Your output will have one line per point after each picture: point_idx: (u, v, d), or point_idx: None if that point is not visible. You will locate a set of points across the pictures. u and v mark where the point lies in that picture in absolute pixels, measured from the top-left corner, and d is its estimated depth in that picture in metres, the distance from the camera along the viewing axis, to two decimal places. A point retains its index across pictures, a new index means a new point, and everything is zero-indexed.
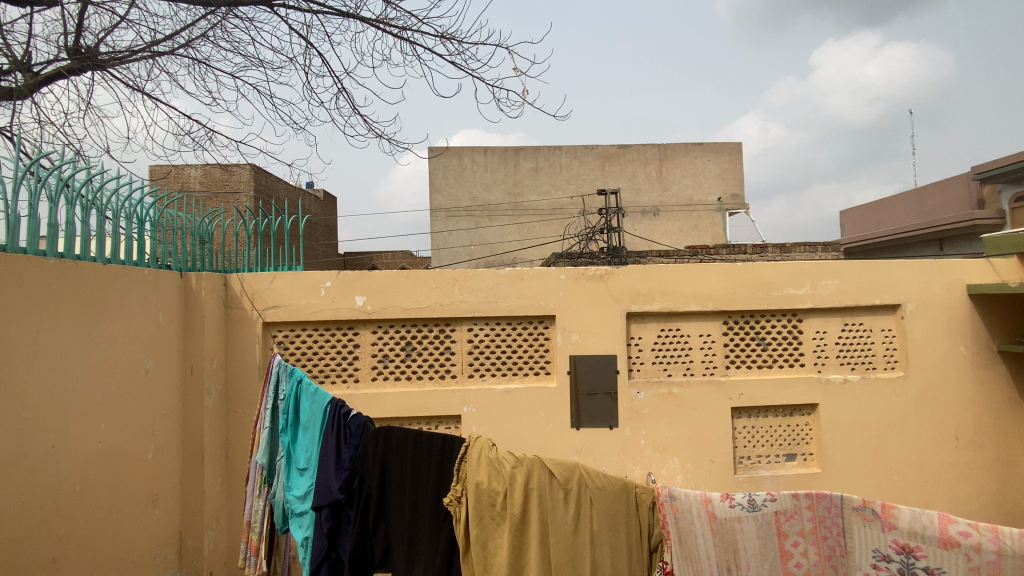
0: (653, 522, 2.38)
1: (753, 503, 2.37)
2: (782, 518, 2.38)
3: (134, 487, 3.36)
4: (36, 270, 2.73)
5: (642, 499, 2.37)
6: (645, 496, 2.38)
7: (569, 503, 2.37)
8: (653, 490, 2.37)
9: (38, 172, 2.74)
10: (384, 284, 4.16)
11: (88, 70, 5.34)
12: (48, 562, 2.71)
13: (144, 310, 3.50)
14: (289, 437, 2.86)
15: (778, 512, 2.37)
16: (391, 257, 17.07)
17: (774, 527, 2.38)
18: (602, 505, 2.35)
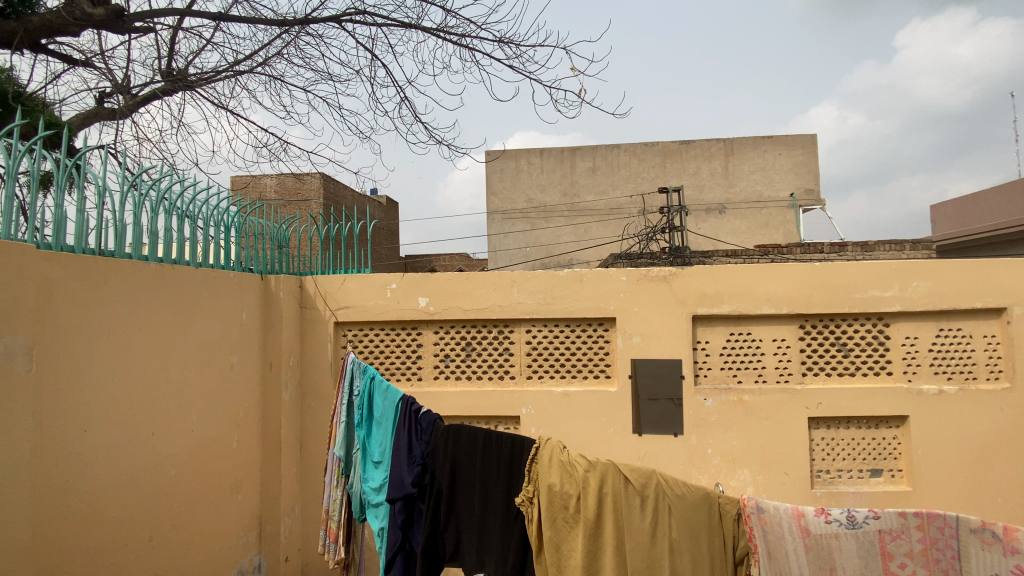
0: (739, 535, 2.22)
1: (853, 520, 2.17)
2: (886, 537, 2.17)
3: (221, 473, 3.64)
4: (140, 273, 3.04)
5: (726, 510, 2.22)
6: (729, 507, 2.23)
7: (645, 510, 2.26)
8: (738, 501, 2.23)
9: (141, 186, 3.05)
10: (446, 286, 4.25)
11: (179, 91, 5.86)
12: (146, 539, 3.00)
13: (230, 311, 3.78)
14: (364, 431, 2.99)
15: (882, 531, 2.17)
16: (449, 258, 17.47)
17: (878, 547, 2.17)
18: (683, 515, 2.21)
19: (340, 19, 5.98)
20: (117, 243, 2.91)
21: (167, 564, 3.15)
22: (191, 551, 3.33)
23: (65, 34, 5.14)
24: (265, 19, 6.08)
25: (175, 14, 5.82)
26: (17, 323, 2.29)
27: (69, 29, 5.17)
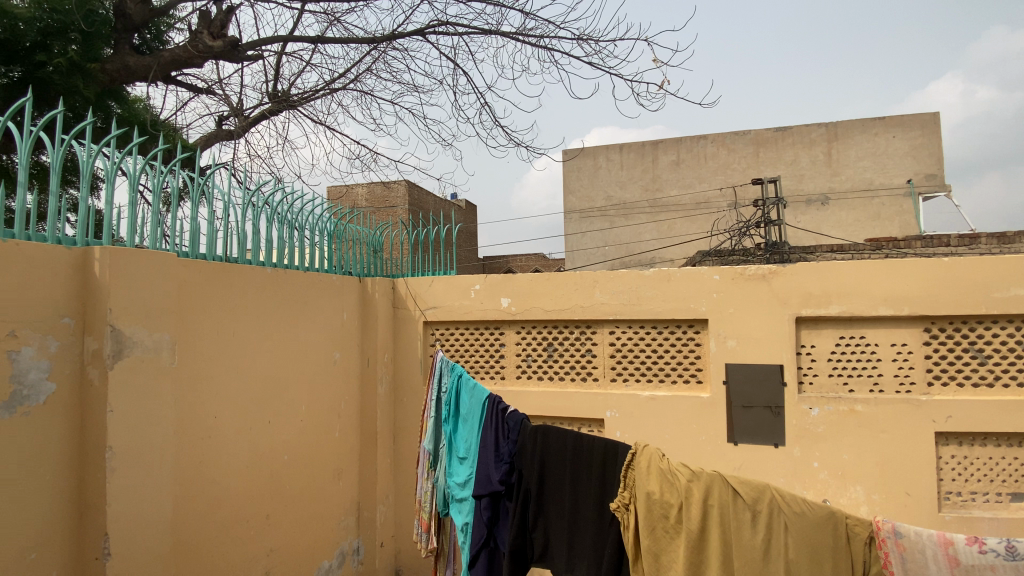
0: (870, 560, 2.01)
1: (1015, 552, 1.84)
2: None
3: (325, 461, 3.94)
4: (259, 276, 3.38)
5: (855, 533, 2.02)
6: (859, 529, 2.03)
7: (757, 528, 2.11)
8: (871, 524, 2.02)
9: (257, 199, 3.41)
10: (529, 286, 4.28)
11: (284, 110, 6.46)
12: (263, 516, 3.34)
13: (332, 310, 4.09)
14: (451, 427, 3.10)
15: None
16: (526, 258, 17.63)
17: None
18: (803, 536, 2.03)
19: (424, 31, 6.31)
20: (239, 250, 3.27)
21: (280, 541, 3.47)
22: (300, 531, 3.64)
23: (191, 67, 5.85)
24: (357, 37, 6.52)
25: (280, 40, 6.40)
26: (163, 322, 2.62)
27: (194, 62, 5.88)
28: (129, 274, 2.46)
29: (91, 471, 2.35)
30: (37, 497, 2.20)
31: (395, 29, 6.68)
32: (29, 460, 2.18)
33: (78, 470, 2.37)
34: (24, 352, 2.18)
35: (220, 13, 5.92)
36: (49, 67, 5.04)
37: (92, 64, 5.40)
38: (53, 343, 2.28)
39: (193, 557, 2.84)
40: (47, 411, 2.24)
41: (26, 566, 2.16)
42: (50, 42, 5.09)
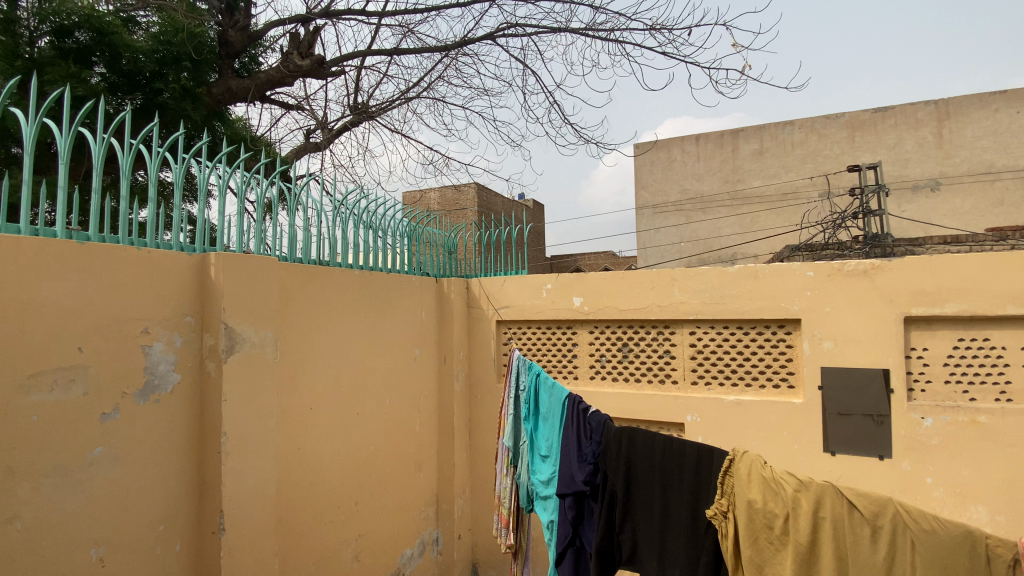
0: None
1: None
2: None
3: (407, 453, 4.12)
4: (347, 277, 3.60)
5: (996, 554, 1.79)
6: (1003, 550, 1.79)
7: (878, 544, 1.92)
8: (1016, 546, 1.78)
9: (346, 206, 3.65)
10: (603, 285, 4.21)
11: (363, 122, 6.85)
12: (352, 503, 3.55)
13: (412, 309, 4.27)
14: (532, 425, 3.12)
15: None
16: (595, 258, 17.39)
17: None
18: (934, 556, 1.83)
19: (494, 35, 6.47)
20: (328, 254, 3.51)
21: (367, 527, 3.67)
22: (385, 519, 3.83)
23: (283, 85, 6.39)
24: (429, 47, 6.78)
25: (360, 55, 6.80)
26: (268, 320, 2.87)
27: (286, 81, 6.41)
28: (239, 278, 2.72)
29: (209, 453, 2.62)
30: (165, 475, 2.49)
31: (466, 35, 6.88)
32: (160, 441, 2.47)
33: (198, 453, 2.64)
34: (156, 347, 2.46)
35: (308, 34, 6.39)
36: (166, 94, 5.64)
37: (201, 87, 6.00)
38: (179, 339, 2.56)
39: (293, 537, 3.08)
40: (172, 399, 2.52)
41: (157, 536, 2.44)
42: (166, 70, 5.68)
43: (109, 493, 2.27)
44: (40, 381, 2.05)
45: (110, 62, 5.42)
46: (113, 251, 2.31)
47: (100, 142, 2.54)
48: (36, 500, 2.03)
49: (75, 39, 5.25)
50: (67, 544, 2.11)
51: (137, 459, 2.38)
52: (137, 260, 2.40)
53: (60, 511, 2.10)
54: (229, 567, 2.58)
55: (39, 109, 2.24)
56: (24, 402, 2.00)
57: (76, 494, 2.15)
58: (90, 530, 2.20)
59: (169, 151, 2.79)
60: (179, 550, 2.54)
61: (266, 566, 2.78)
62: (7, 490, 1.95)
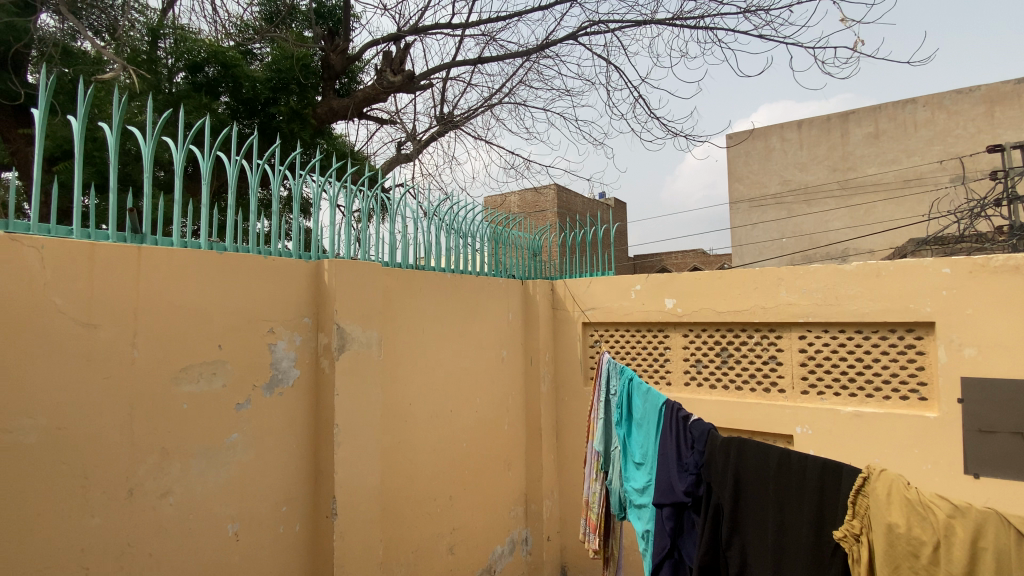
0: None
1: None
2: None
3: (496, 451, 4.20)
4: (440, 280, 3.77)
5: None
6: None
7: None
8: None
9: (439, 213, 3.83)
10: (697, 286, 4.03)
11: (449, 131, 7.13)
12: (447, 497, 3.69)
13: (500, 311, 4.36)
14: (625, 430, 3.04)
15: None
16: (683, 257, 16.66)
17: None
18: None
19: (576, 35, 6.49)
20: (423, 258, 3.70)
21: (460, 521, 3.79)
22: (477, 515, 3.94)
23: (378, 102, 6.84)
24: (512, 53, 6.93)
25: (447, 68, 7.11)
26: (372, 321, 3.09)
27: (380, 97, 6.87)
28: (347, 281, 2.95)
29: (323, 443, 2.86)
30: (286, 461, 2.75)
31: (547, 38, 6.94)
32: (283, 429, 2.74)
33: (313, 442, 2.90)
34: (280, 345, 2.74)
35: (399, 52, 6.79)
36: (279, 118, 6.26)
37: (308, 109, 6.59)
38: (298, 337, 2.83)
39: (395, 525, 3.26)
40: (292, 392, 2.79)
41: (280, 515, 2.71)
42: (278, 95, 6.29)
43: (242, 474, 2.55)
44: (189, 373, 2.36)
45: (232, 92, 6.09)
46: (245, 259, 2.60)
47: (230, 163, 2.89)
48: (186, 477, 2.33)
49: (204, 73, 5.95)
50: (210, 518, 2.41)
51: (264, 445, 2.65)
52: (263, 268, 2.69)
53: (204, 487, 2.39)
54: (340, 549, 2.79)
55: (186, 137, 2.57)
56: (178, 391, 2.32)
57: (216, 475, 2.45)
58: (228, 506, 2.49)
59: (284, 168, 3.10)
60: (298, 530, 2.79)
61: (372, 550, 2.98)
62: (164, 467, 2.26)
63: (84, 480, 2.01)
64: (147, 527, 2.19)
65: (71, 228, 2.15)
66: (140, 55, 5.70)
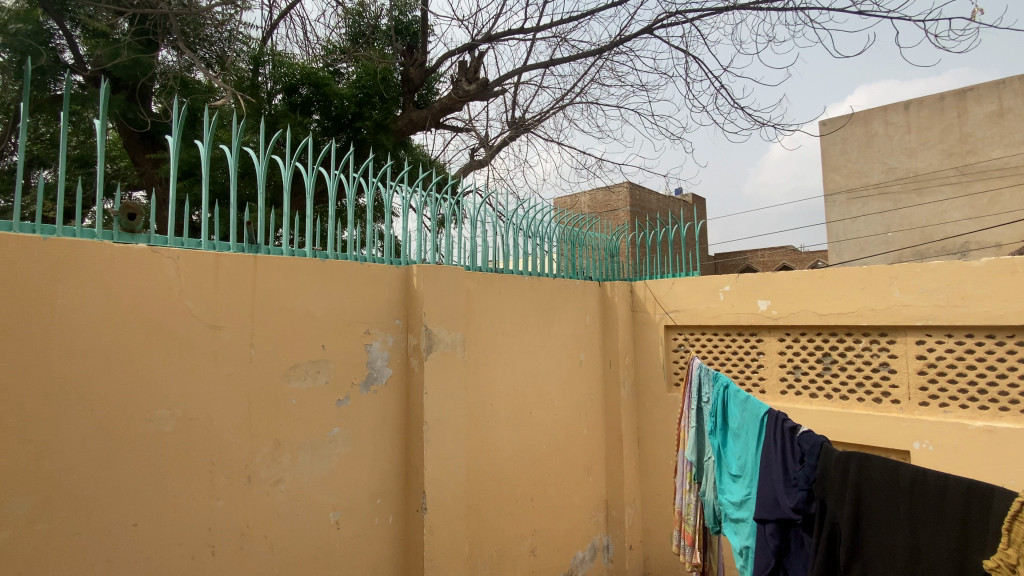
0: None
1: None
2: None
3: (576, 454, 4.16)
4: (519, 282, 3.80)
5: None
6: None
7: None
8: None
9: (517, 217, 3.89)
10: (794, 287, 3.75)
11: (520, 135, 7.20)
12: (529, 499, 3.71)
13: (578, 313, 4.32)
14: (719, 440, 2.93)
15: None
16: (770, 254, 15.61)
17: None
18: None
19: (652, 28, 6.35)
20: (501, 262, 3.76)
21: (542, 524, 3.80)
22: (557, 518, 3.92)
23: (454, 110, 7.07)
24: (584, 52, 6.88)
25: (519, 72, 7.20)
26: (457, 323, 3.18)
27: (456, 106, 7.10)
28: (434, 285, 3.06)
29: (413, 439, 2.98)
30: (380, 456, 2.90)
31: (620, 34, 6.82)
32: (377, 426, 2.90)
33: (404, 439, 3.03)
34: (374, 345, 2.90)
35: (474, 60, 6.98)
36: (364, 131, 6.65)
37: (390, 122, 6.97)
38: (390, 338, 2.99)
39: (479, 523, 3.33)
40: (385, 390, 2.94)
41: (375, 507, 2.86)
42: (363, 109, 6.67)
43: (343, 467, 2.73)
44: (297, 370, 2.56)
45: (323, 110, 6.53)
46: (342, 265, 2.78)
47: (315, 173, 3.14)
48: (295, 467, 2.53)
49: (299, 94, 6.42)
50: (315, 506, 2.59)
51: (361, 440, 2.82)
52: (358, 273, 2.85)
53: (310, 477, 2.58)
54: (430, 544, 2.89)
55: (287, 154, 2.84)
56: (288, 387, 2.52)
57: (321, 466, 2.63)
58: (331, 496, 2.66)
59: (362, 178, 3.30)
60: (391, 522, 2.93)
61: (459, 546, 3.06)
62: (277, 457, 2.47)
63: (211, 466, 2.25)
64: (262, 510, 2.40)
65: (200, 240, 2.41)
66: (244, 81, 6.26)
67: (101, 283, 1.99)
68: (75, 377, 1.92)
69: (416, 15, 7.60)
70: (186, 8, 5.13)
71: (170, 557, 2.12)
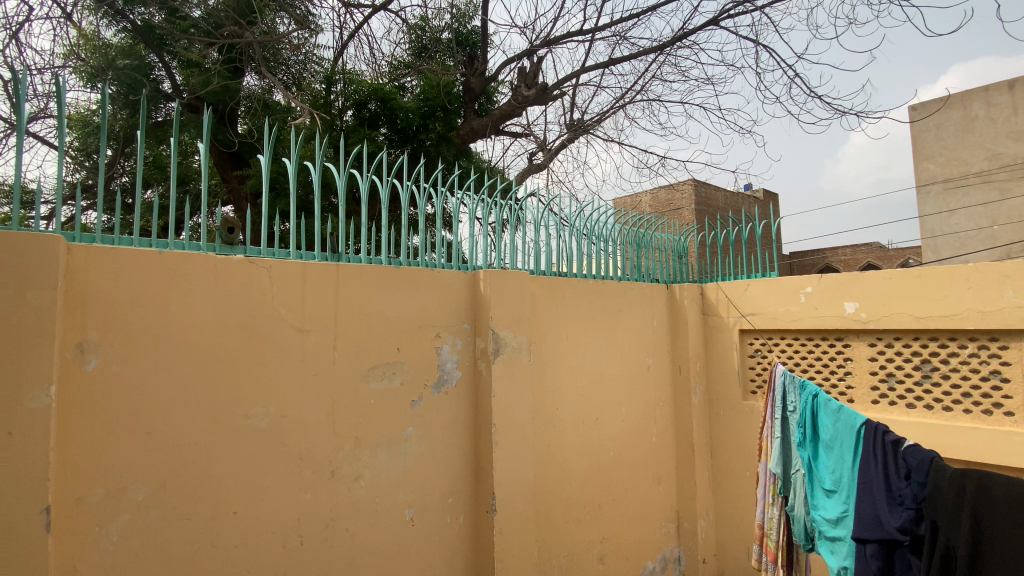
0: None
1: None
2: None
3: (644, 462, 4.05)
4: (583, 286, 3.77)
5: None
6: None
7: None
8: None
9: (580, 220, 3.86)
10: (885, 288, 3.47)
11: (579, 136, 7.14)
12: (597, 506, 3.66)
13: (645, 317, 4.22)
14: (809, 452, 2.78)
15: None
16: (852, 254, 14.47)
17: None
18: None
19: (717, 20, 6.10)
20: (565, 265, 3.76)
21: (610, 531, 3.74)
22: (626, 527, 3.84)
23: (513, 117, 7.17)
24: (644, 49, 6.73)
25: (577, 75, 7.17)
26: (523, 327, 3.21)
27: (515, 112, 7.18)
28: (500, 289, 3.11)
29: (482, 441, 3.03)
30: (451, 457, 2.98)
31: (683, 28, 6.60)
32: (448, 427, 2.98)
33: (473, 441, 3.08)
34: (445, 348, 2.99)
35: (532, 65, 7.02)
36: (428, 142, 6.90)
37: (452, 132, 7.20)
38: (459, 342, 3.06)
39: (548, 528, 3.33)
40: (455, 393, 3.01)
41: (447, 506, 2.93)
42: (427, 121, 6.92)
43: (417, 466, 2.82)
44: (375, 372, 2.69)
45: (389, 123, 6.81)
46: (414, 271, 2.89)
47: (385, 184, 3.29)
48: (374, 464, 2.65)
49: (368, 109, 6.74)
50: (392, 502, 2.70)
51: (434, 441, 2.91)
52: (429, 278, 2.95)
53: (387, 474, 2.70)
54: (500, 545, 2.93)
55: (363, 168, 3.01)
56: (367, 387, 2.65)
57: (397, 464, 2.74)
58: (406, 493, 2.76)
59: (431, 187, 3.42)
60: (462, 522, 3.00)
61: (527, 550, 3.07)
62: (357, 454, 2.60)
63: (300, 461, 2.41)
64: (344, 504, 2.53)
65: (288, 249, 2.59)
66: (318, 99, 6.65)
67: (206, 290, 2.20)
68: (184, 377, 2.12)
69: (476, 26, 7.78)
70: (267, 35, 5.52)
71: (264, 544, 2.29)
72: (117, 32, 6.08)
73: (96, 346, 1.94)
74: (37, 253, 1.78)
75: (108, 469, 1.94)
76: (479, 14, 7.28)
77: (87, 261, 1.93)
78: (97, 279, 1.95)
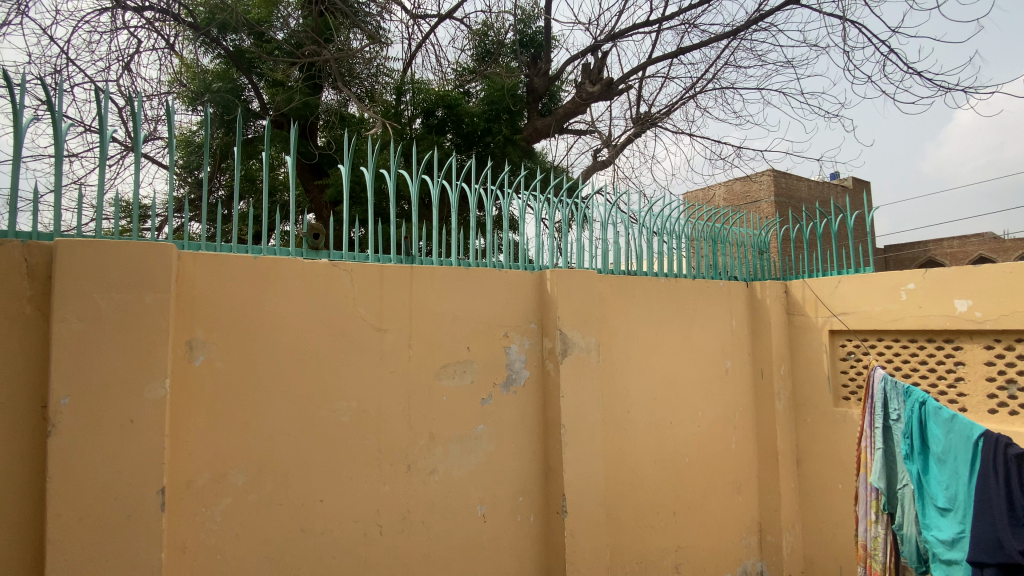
0: None
1: None
2: None
3: (723, 469, 3.85)
4: (654, 284, 3.65)
5: None
6: None
7: None
8: None
9: (651, 217, 3.74)
10: (1007, 283, 3.09)
11: (646, 130, 6.91)
12: (671, 513, 3.52)
13: (722, 317, 4.01)
14: (919, 466, 2.72)
15: None
16: (962, 247, 12.92)
17: None
18: None
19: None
20: (635, 264, 3.66)
21: (686, 540, 3.58)
22: (703, 536, 3.67)
23: (577, 114, 7.10)
24: (716, 35, 6.41)
25: (644, 67, 6.97)
26: (592, 326, 3.16)
27: (579, 109, 7.09)
28: (569, 289, 3.08)
29: (551, 441, 3.02)
30: (521, 456, 2.99)
31: (760, 10, 6.22)
32: (519, 426, 2.99)
33: (543, 441, 3.08)
34: (513, 348, 3.00)
35: (597, 61, 6.92)
36: (493, 145, 7.01)
37: (516, 134, 7.28)
38: (527, 341, 3.06)
39: (619, 532, 3.25)
40: (524, 392, 3.02)
41: (517, 505, 2.95)
42: (492, 124, 7.01)
43: (488, 463, 2.86)
44: (446, 370, 2.76)
45: (456, 129, 6.96)
46: (484, 272, 2.93)
47: (455, 188, 3.36)
48: (447, 459, 2.72)
49: (436, 116, 6.94)
50: (465, 498, 2.76)
51: (504, 439, 2.93)
52: (498, 278, 2.99)
53: (460, 470, 2.76)
54: (571, 546, 2.90)
55: (434, 172, 3.09)
56: (439, 385, 2.72)
57: (468, 460, 2.79)
58: (478, 490, 2.81)
59: (498, 189, 3.45)
60: (532, 521, 3.00)
61: (599, 553, 3.02)
62: (431, 449, 2.68)
63: (378, 455, 2.52)
64: (420, 497, 2.62)
65: (367, 253, 2.72)
66: (389, 108, 6.91)
67: (293, 292, 2.35)
68: (276, 372, 2.29)
69: (540, 26, 7.78)
70: (343, 52, 5.80)
71: (348, 532, 2.42)
72: (213, 59, 6.65)
73: (202, 343, 2.13)
74: (154, 260, 1.98)
75: (213, 455, 2.14)
76: (543, 14, 7.28)
77: (195, 267, 2.13)
78: (202, 283, 2.14)
